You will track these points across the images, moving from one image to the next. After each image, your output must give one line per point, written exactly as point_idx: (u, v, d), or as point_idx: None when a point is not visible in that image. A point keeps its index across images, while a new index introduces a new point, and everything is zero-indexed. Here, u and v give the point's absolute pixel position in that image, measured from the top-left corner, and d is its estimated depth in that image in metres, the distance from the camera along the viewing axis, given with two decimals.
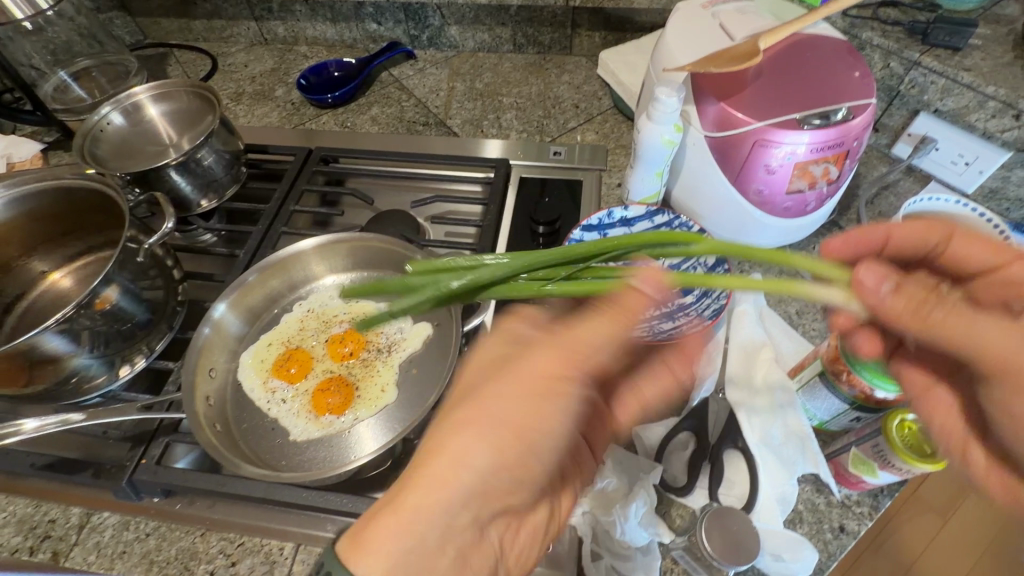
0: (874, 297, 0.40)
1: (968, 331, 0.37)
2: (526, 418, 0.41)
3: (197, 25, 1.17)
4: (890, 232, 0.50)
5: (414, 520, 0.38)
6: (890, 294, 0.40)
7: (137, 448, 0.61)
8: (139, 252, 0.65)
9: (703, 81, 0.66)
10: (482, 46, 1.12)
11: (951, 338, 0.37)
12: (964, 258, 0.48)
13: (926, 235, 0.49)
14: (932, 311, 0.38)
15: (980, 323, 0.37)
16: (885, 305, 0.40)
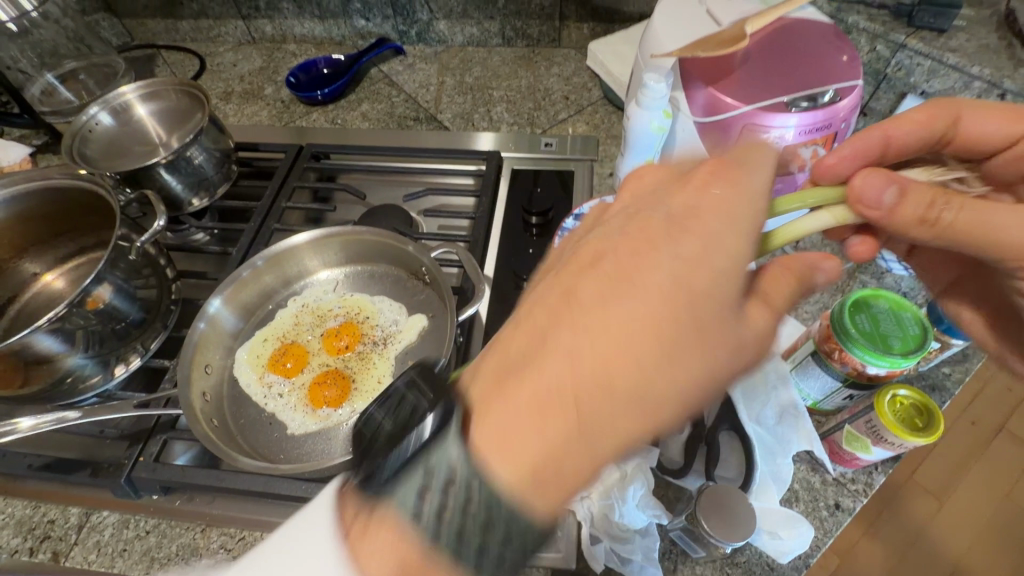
0: (879, 208, 0.43)
1: (980, 223, 0.42)
2: (672, 314, 0.33)
3: (183, 25, 1.17)
4: (887, 132, 0.52)
5: (530, 399, 0.32)
6: (897, 201, 0.43)
7: (134, 446, 0.61)
8: (132, 250, 0.64)
9: (690, 67, 0.67)
10: (470, 41, 1.12)
11: (969, 233, 0.42)
12: (975, 139, 0.51)
13: (929, 128, 0.51)
14: (943, 212, 0.42)
15: (989, 214, 0.42)
16: (896, 212, 0.43)
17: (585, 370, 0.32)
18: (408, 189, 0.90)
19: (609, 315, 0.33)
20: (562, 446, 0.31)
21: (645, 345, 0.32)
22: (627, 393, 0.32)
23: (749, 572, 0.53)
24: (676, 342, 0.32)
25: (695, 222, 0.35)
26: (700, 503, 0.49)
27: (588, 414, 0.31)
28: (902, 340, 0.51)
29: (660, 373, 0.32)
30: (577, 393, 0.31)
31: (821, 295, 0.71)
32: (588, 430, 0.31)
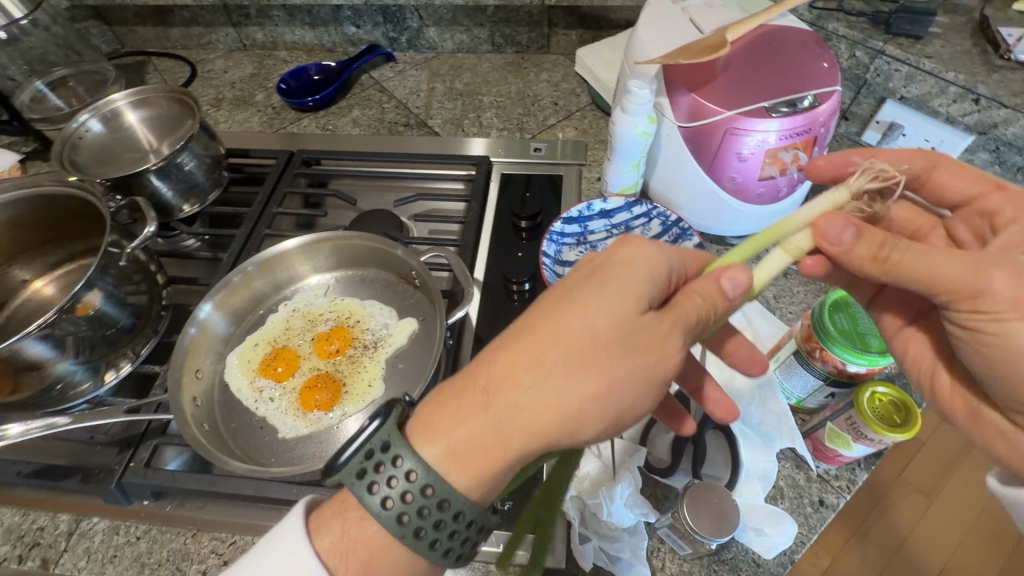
0: (838, 246, 0.43)
1: (928, 264, 0.40)
2: (603, 341, 0.39)
3: (174, 33, 1.17)
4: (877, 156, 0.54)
5: (480, 409, 0.39)
6: (854, 241, 0.42)
7: (125, 451, 0.61)
8: (122, 256, 0.65)
9: (674, 73, 0.68)
10: (461, 47, 1.13)
11: (911, 274, 0.41)
12: (945, 188, 0.53)
13: (915, 161, 0.53)
14: (892, 252, 0.41)
15: (939, 258, 0.40)
16: (851, 251, 0.43)
17: (522, 395, 0.39)
18: (399, 194, 0.91)
19: (542, 342, 0.40)
20: (499, 446, 0.39)
21: (572, 367, 0.39)
22: (555, 405, 0.38)
23: (735, 569, 0.53)
24: (600, 364, 0.39)
25: (622, 266, 0.42)
26: (687, 500, 0.50)
27: (520, 421, 0.38)
28: (879, 340, 0.53)
29: (585, 389, 0.38)
30: (512, 404, 0.39)
31: (805, 296, 0.72)
32: (521, 435, 0.38)
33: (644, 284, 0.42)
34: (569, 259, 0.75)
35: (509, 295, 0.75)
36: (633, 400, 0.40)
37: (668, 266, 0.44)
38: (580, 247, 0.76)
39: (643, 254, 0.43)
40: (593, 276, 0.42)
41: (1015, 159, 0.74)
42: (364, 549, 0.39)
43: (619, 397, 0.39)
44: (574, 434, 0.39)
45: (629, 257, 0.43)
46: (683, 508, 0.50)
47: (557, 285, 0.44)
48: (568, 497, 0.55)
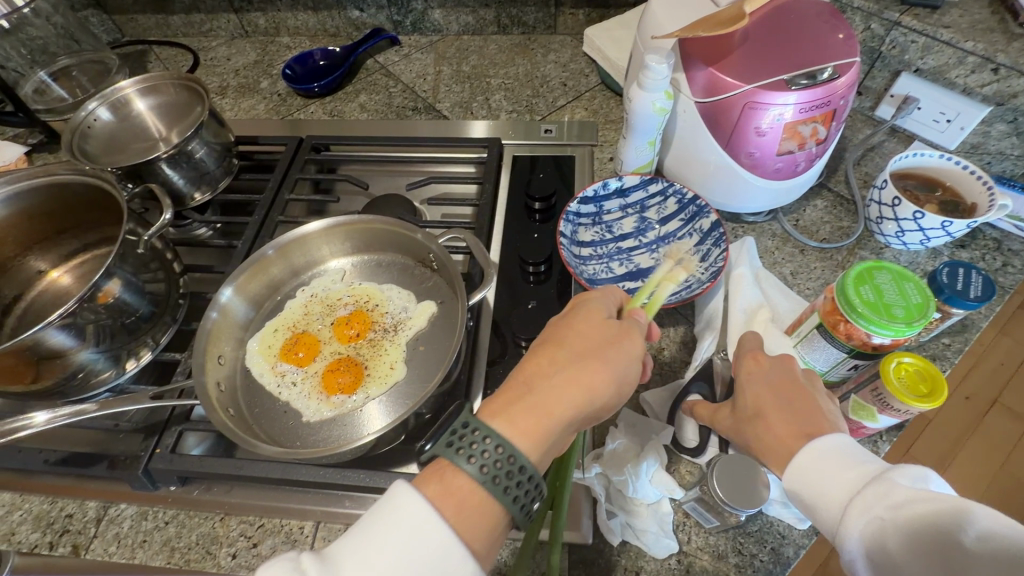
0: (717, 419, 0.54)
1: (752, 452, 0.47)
2: (599, 344, 0.49)
3: (175, 20, 1.16)
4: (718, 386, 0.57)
5: (524, 400, 0.45)
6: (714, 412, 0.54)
7: (149, 438, 0.61)
8: (139, 244, 0.64)
9: (691, 47, 0.67)
10: (466, 29, 1.12)
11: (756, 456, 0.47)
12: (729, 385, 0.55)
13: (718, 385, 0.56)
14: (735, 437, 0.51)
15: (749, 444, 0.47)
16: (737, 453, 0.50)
17: (554, 386, 0.45)
18: (409, 179, 0.91)
19: (555, 351, 0.48)
20: (546, 416, 0.44)
21: (585, 360, 0.47)
22: (581, 380, 0.46)
23: (761, 540, 0.54)
24: (605, 356, 0.48)
25: (586, 299, 0.54)
26: (714, 472, 0.50)
27: (555, 400, 0.45)
28: (905, 308, 0.51)
29: (596, 368, 0.46)
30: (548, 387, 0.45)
31: (822, 272, 0.73)
32: (562, 408, 0.44)
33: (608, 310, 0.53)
34: (585, 239, 0.75)
35: (525, 277, 0.74)
36: (628, 376, 0.48)
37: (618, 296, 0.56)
38: (596, 227, 0.76)
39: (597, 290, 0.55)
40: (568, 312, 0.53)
41: None
42: (459, 497, 0.40)
43: (626, 383, 0.48)
44: (597, 408, 0.46)
45: (589, 293, 0.55)
46: (711, 480, 0.50)
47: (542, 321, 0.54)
48: (593, 474, 0.56)
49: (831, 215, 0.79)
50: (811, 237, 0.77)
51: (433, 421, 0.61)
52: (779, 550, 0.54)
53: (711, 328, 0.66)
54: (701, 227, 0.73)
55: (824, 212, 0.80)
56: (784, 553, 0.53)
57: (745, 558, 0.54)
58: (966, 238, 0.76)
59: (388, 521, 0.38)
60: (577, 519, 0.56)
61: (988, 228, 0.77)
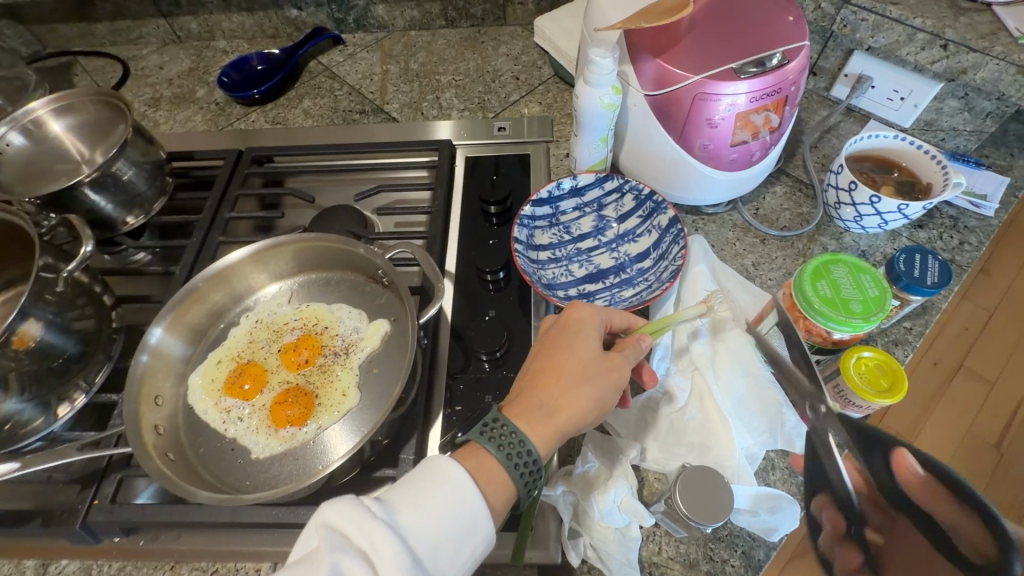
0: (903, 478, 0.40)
1: None
2: (594, 366, 0.51)
3: (100, 28, 1.09)
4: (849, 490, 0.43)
5: (535, 415, 0.48)
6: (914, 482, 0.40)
7: (87, 489, 0.57)
8: (59, 281, 0.59)
9: (637, 38, 0.64)
10: (413, 24, 1.07)
11: None
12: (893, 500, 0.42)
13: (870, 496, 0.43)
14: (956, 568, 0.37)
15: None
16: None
17: (558, 405, 0.49)
18: (360, 187, 0.87)
19: (553, 373, 0.51)
20: (554, 431, 0.48)
21: (582, 381, 0.50)
22: (576, 403, 0.49)
23: (731, 545, 0.53)
24: (600, 376, 0.51)
25: (578, 317, 0.55)
26: (678, 488, 0.48)
27: (562, 416, 0.49)
28: (863, 302, 0.50)
29: (585, 391, 0.50)
30: (546, 409, 0.49)
31: (783, 262, 0.72)
32: (563, 426, 0.48)
33: (597, 327, 0.55)
34: (543, 242, 0.72)
35: (484, 284, 0.72)
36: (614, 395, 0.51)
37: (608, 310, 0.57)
38: (553, 229, 0.73)
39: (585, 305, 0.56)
40: (562, 330, 0.54)
41: (984, 105, 0.73)
42: (490, 478, 0.45)
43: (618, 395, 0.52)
44: (589, 424, 0.50)
45: (578, 310, 0.56)
46: (675, 495, 0.48)
47: (538, 338, 0.56)
48: (559, 495, 0.54)
49: (790, 202, 0.78)
50: (772, 226, 0.76)
51: (391, 447, 0.58)
52: (749, 553, 0.53)
53: None
54: (659, 223, 0.71)
55: (783, 198, 0.79)
56: (755, 556, 0.53)
57: (716, 564, 0.53)
58: (924, 217, 0.75)
59: (433, 478, 0.43)
60: (545, 539, 0.54)
61: (945, 205, 0.76)
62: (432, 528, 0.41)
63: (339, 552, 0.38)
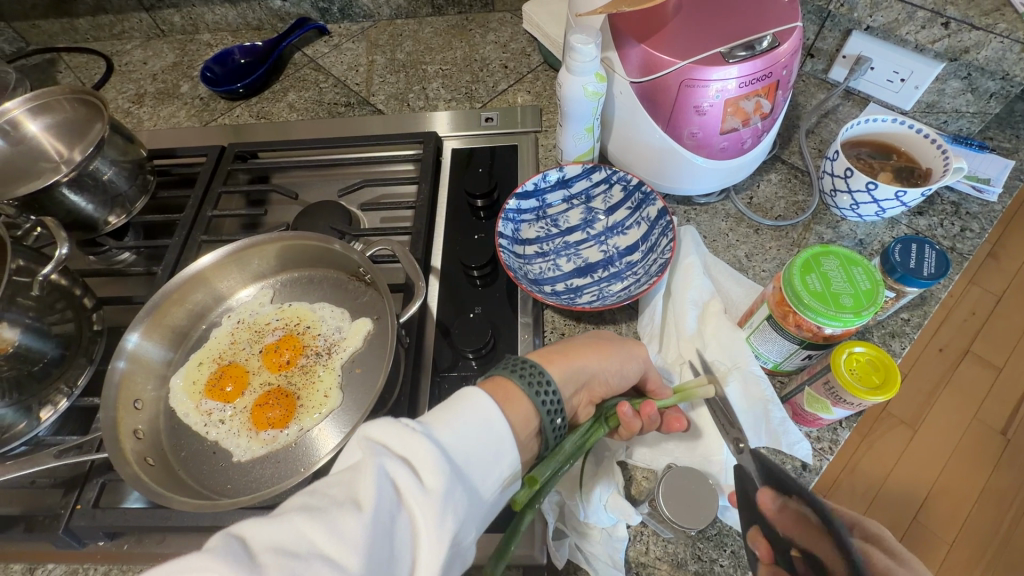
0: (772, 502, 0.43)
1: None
2: (617, 339, 0.55)
3: (82, 23, 1.07)
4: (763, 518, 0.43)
5: (555, 357, 0.50)
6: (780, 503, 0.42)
7: (69, 494, 0.57)
8: (34, 284, 0.59)
9: (621, 24, 0.62)
10: (399, 13, 1.04)
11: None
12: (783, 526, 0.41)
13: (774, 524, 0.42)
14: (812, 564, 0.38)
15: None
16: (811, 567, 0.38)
17: (578, 351, 0.51)
18: (345, 181, 0.85)
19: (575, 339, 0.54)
20: (567, 368, 0.49)
21: (605, 341, 0.53)
22: (601, 346, 0.52)
23: (720, 545, 0.52)
24: (621, 342, 0.54)
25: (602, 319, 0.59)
26: (660, 488, 0.49)
27: (579, 355, 0.51)
28: (853, 296, 0.49)
29: (611, 343, 0.53)
30: (569, 348, 0.51)
31: (778, 252, 0.70)
32: (575, 362, 0.50)
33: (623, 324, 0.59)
34: (529, 236, 0.71)
35: (471, 281, 0.70)
36: (634, 364, 0.53)
37: None
38: (540, 222, 0.72)
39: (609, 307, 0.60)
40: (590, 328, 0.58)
41: (988, 85, 0.70)
42: (508, 400, 0.44)
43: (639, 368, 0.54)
44: (608, 373, 0.52)
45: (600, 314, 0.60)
46: (657, 495, 0.49)
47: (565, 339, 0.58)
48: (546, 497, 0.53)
49: (785, 189, 0.76)
50: (766, 215, 0.74)
51: None
52: (738, 552, 0.51)
53: (653, 322, 0.63)
54: (648, 214, 0.68)
55: (778, 186, 0.76)
56: (744, 556, 0.51)
57: (704, 564, 0.51)
58: (924, 204, 0.73)
59: (456, 396, 0.43)
60: (531, 538, 0.53)
61: (947, 191, 0.74)
62: (468, 441, 0.40)
63: (382, 458, 0.37)
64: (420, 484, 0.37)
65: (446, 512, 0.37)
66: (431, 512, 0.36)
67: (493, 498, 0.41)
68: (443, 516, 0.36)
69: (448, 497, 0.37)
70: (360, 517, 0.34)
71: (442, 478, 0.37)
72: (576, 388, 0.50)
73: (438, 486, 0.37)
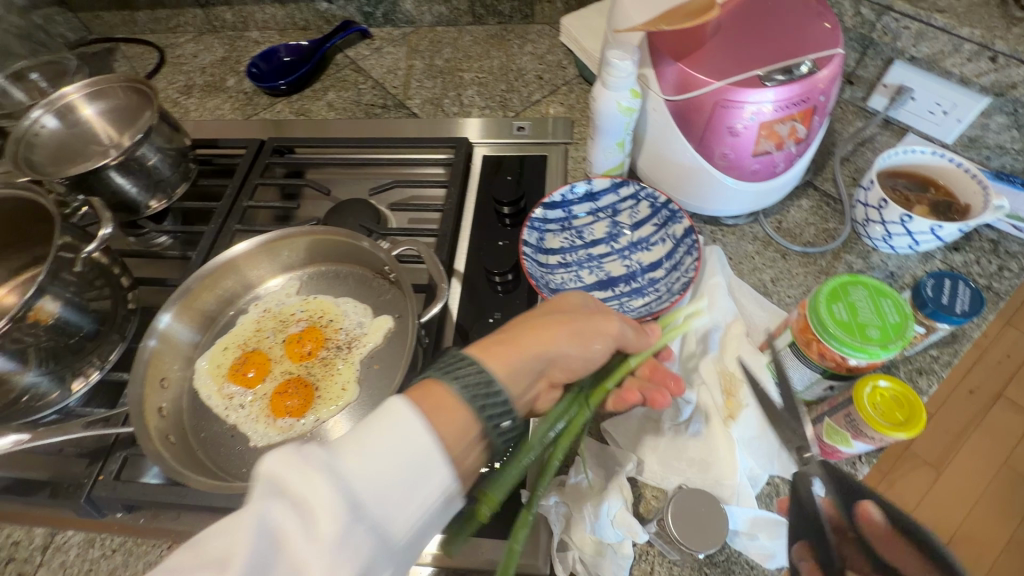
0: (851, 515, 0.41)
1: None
2: (584, 320, 0.51)
3: (141, 16, 1.12)
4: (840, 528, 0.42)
5: (507, 341, 0.46)
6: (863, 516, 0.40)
7: (94, 465, 0.59)
8: (77, 261, 0.61)
9: (659, 43, 0.62)
10: (440, 21, 1.07)
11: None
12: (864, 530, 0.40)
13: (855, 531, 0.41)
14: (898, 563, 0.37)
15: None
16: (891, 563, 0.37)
17: (534, 336, 0.48)
18: (376, 181, 0.87)
19: (534, 318, 0.50)
20: (518, 355, 0.46)
21: (563, 324, 0.50)
22: (558, 331, 0.49)
23: (728, 571, 0.51)
24: (583, 321, 0.51)
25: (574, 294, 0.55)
26: (671, 509, 0.48)
27: (533, 342, 0.47)
28: (881, 329, 0.48)
29: (568, 324, 0.50)
30: (522, 332, 0.48)
31: (805, 279, 0.69)
32: (527, 350, 0.46)
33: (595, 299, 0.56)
34: (553, 246, 0.71)
35: (492, 286, 0.71)
36: (599, 347, 0.51)
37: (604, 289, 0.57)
38: (565, 232, 0.72)
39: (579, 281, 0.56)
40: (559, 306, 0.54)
41: None
42: (444, 404, 0.40)
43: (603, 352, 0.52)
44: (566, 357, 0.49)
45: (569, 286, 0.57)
46: (666, 516, 0.48)
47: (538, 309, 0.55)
48: (553, 508, 0.53)
49: (816, 216, 0.75)
50: (794, 240, 0.73)
51: None
52: None
53: (672, 340, 0.63)
54: (674, 232, 0.69)
55: (809, 212, 0.75)
56: None
57: None
58: (960, 240, 0.71)
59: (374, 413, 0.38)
60: (535, 547, 0.53)
61: (986, 228, 0.71)
62: (380, 469, 0.36)
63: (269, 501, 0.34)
64: (312, 528, 0.34)
65: (343, 554, 0.33)
66: (322, 560, 0.33)
67: (414, 530, 0.37)
68: (338, 562, 0.33)
69: (344, 541, 0.34)
70: (232, 573, 0.31)
71: (337, 521, 0.34)
72: (537, 376, 0.48)
73: (332, 531, 0.33)
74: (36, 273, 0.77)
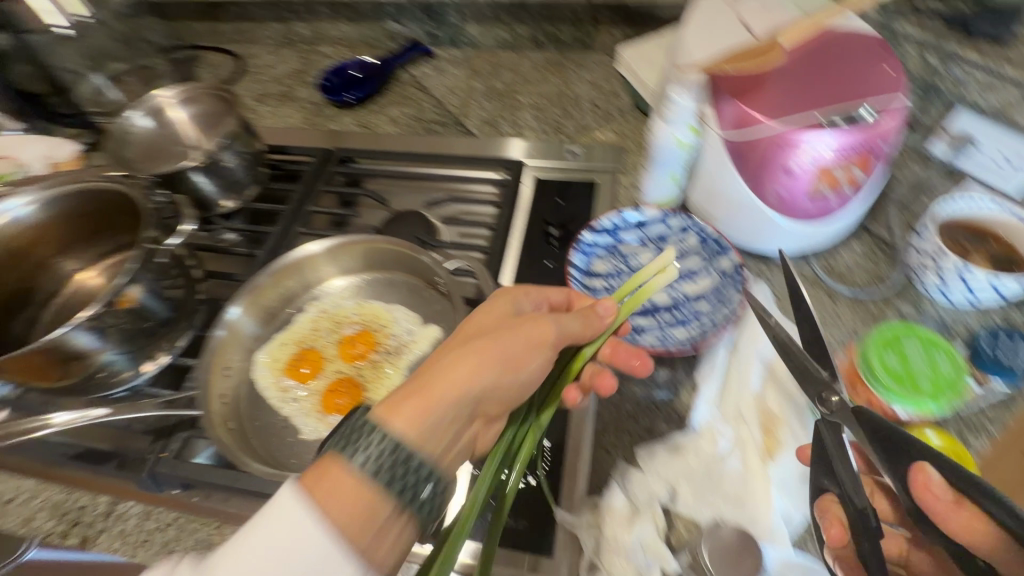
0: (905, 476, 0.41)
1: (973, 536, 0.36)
2: (509, 345, 0.51)
3: (226, 28, 1.22)
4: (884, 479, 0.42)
5: (419, 384, 0.46)
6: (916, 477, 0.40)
7: (157, 442, 0.63)
8: (160, 253, 0.67)
9: (720, 81, 0.64)
10: (501, 45, 1.11)
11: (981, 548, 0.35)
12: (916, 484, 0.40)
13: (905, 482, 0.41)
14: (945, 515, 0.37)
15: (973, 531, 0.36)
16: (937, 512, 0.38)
17: (456, 370, 0.47)
18: (430, 195, 0.90)
19: (451, 351, 0.50)
20: (431, 402, 0.45)
21: (483, 350, 0.49)
22: (478, 357, 0.48)
23: None
24: (502, 340, 0.50)
25: (497, 311, 0.56)
26: (704, 543, 0.51)
27: (451, 382, 0.46)
28: (934, 383, 0.50)
29: (489, 345, 0.49)
30: (428, 374, 0.47)
31: (853, 323, 0.68)
32: (441, 393, 0.46)
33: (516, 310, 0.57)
34: (599, 270, 0.73)
35: None
36: (529, 364, 0.52)
37: (522, 304, 0.58)
38: (611, 258, 0.73)
39: (498, 301, 0.56)
40: (484, 329, 0.53)
41: None
42: (342, 491, 0.40)
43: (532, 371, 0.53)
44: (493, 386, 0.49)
45: (489, 303, 0.57)
46: (700, 550, 0.51)
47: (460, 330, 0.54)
48: (586, 528, 0.54)
49: (867, 260, 0.74)
50: (844, 282, 0.73)
51: None
52: None
53: (712, 373, 0.62)
54: (721, 267, 0.70)
55: (860, 256, 0.75)
56: None
57: None
58: None
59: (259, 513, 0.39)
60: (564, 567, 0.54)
61: None
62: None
63: None
64: None
65: None
66: None
67: None
68: None
69: None
70: None
71: None
72: (466, 417, 0.48)
73: None
74: (123, 257, 0.83)
